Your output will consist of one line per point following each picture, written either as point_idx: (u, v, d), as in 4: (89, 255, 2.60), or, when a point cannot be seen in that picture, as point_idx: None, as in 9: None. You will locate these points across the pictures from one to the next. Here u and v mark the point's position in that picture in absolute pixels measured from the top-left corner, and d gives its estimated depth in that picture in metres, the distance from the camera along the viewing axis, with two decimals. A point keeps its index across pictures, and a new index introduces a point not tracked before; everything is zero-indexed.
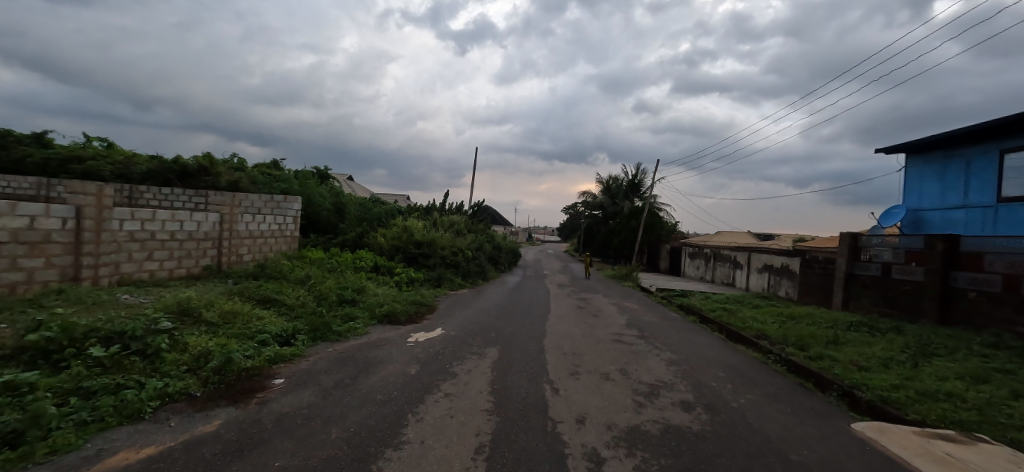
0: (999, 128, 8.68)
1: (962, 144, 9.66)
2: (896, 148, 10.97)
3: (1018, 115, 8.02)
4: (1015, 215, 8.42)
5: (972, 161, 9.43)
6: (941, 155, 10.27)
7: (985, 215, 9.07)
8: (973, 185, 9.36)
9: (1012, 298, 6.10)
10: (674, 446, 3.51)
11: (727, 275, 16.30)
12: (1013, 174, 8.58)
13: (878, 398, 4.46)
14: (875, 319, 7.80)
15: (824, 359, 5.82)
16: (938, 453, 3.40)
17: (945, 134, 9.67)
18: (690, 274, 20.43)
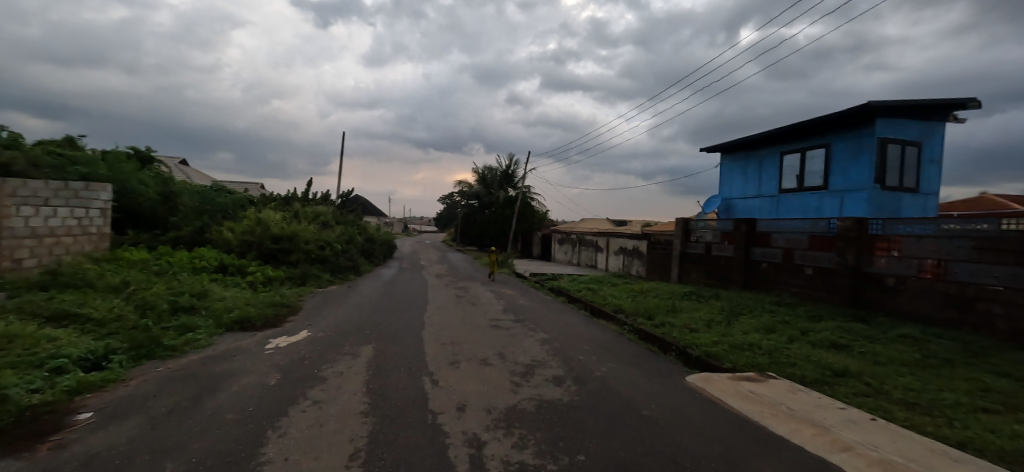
0: (782, 135, 11.30)
1: (757, 147, 12.32)
2: (713, 148, 13.41)
3: (793, 125, 10.55)
4: (792, 203, 11.09)
5: (763, 160, 12.05)
6: (742, 156, 12.91)
7: (771, 203, 11.73)
8: (764, 179, 12.01)
9: (787, 266, 7.99)
10: (549, 419, 3.73)
11: (590, 258, 18.14)
12: (789, 172, 11.29)
13: (704, 353, 5.41)
14: (700, 288, 9.47)
15: (666, 325, 6.84)
16: (745, 392, 4.32)
17: (747, 138, 12.17)
18: (559, 259, 22.18)
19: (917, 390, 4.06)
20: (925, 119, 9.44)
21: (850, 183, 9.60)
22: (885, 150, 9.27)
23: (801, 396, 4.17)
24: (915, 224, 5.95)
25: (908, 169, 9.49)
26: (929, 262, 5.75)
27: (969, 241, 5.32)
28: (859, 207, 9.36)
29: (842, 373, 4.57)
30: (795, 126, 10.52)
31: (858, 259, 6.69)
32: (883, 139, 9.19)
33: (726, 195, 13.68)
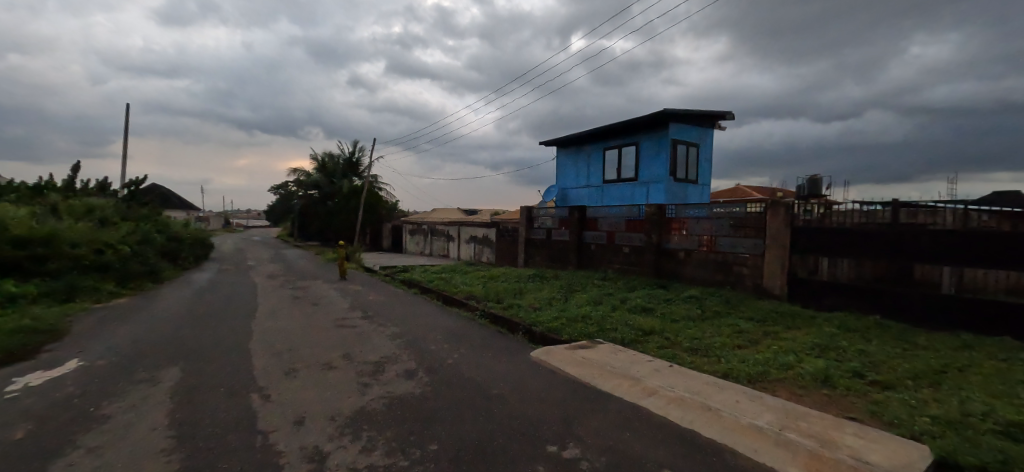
0: (603, 133, 13.06)
1: (584, 143, 13.98)
2: (550, 143, 14.71)
3: (612, 125, 12.30)
4: (612, 192, 12.96)
5: (591, 154, 13.76)
6: (573, 150, 14.49)
7: (597, 193, 13.51)
8: (591, 172, 13.74)
9: (609, 246, 9.28)
10: (402, 414, 3.55)
11: (442, 248, 18.14)
12: (609, 166, 13.13)
13: (546, 329, 5.90)
14: (542, 270, 10.34)
15: (513, 306, 7.24)
16: (579, 359, 4.88)
17: (577, 134, 13.70)
18: (411, 250, 21.63)
19: (698, 338, 5.17)
20: (700, 126, 12.07)
21: (652, 175, 11.67)
22: (676, 149, 11.53)
23: (622, 355, 4.92)
24: (695, 209, 7.53)
25: (690, 166, 11.99)
26: (705, 238, 7.36)
27: (728, 221, 6.99)
28: (658, 196, 11.48)
29: (649, 331, 5.51)
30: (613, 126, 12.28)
31: (659, 237, 8.16)
32: (674, 140, 11.41)
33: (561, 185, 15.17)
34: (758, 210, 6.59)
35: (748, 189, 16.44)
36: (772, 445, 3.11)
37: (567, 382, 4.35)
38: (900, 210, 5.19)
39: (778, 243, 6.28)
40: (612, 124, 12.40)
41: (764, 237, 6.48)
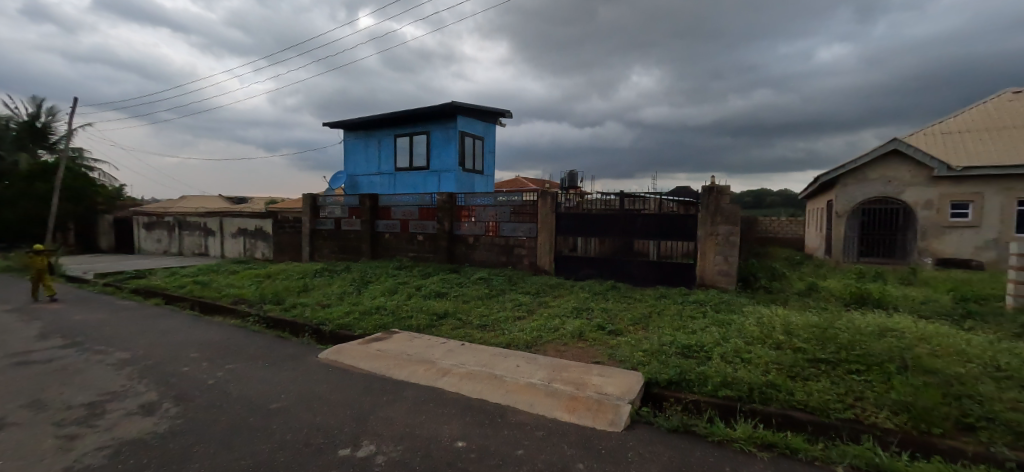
0: (394, 119, 12.79)
1: (374, 127, 13.39)
2: (335, 124, 13.51)
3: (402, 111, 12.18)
4: (404, 180, 12.88)
5: (381, 140, 13.31)
6: (363, 134, 13.70)
7: (389, 180, 13.18)
8: (382, 158, 13.30)
9: (404, 235, 9.21)
10: (136, 463, 2.70)
11: (198, 244, 14.59)
12: (401, 153, 12.98)
13: (337, 326, 5.46)
14: (332, 264, 9.50)
15: (297, 306, 6.42)
16: (374, 352, 4.71)
17: (366, 118, 13.00)
18: (148, 250, 16.64)
19: (486, 314, 5.68)
20: (484, 121, 13.17)
21: (443, 164, 12.13)
22: (464, 141, 12.32)
23: (418, 341, 4.98)
24: (481, 198, 8.18)
25: (476, 157, 12.98)
26: (490, 224, 8.11)
27: (508, 208, 7.86)
28: (449, 184, 12.04)
29: (443, 315, 5.74)
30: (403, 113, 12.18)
31: (451, 224, 8.54)
32: (462, 132, 12.17)
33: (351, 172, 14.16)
34: (531, 199, 7.63)
35: (525, 181, 19.00)
36: (542, 397, 3.68)
37: (361, 379, 4.15)
38: (624, 198, 6.73)
39: (547, 226, 7.42)
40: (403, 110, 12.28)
41: (536, 221, 7.55)
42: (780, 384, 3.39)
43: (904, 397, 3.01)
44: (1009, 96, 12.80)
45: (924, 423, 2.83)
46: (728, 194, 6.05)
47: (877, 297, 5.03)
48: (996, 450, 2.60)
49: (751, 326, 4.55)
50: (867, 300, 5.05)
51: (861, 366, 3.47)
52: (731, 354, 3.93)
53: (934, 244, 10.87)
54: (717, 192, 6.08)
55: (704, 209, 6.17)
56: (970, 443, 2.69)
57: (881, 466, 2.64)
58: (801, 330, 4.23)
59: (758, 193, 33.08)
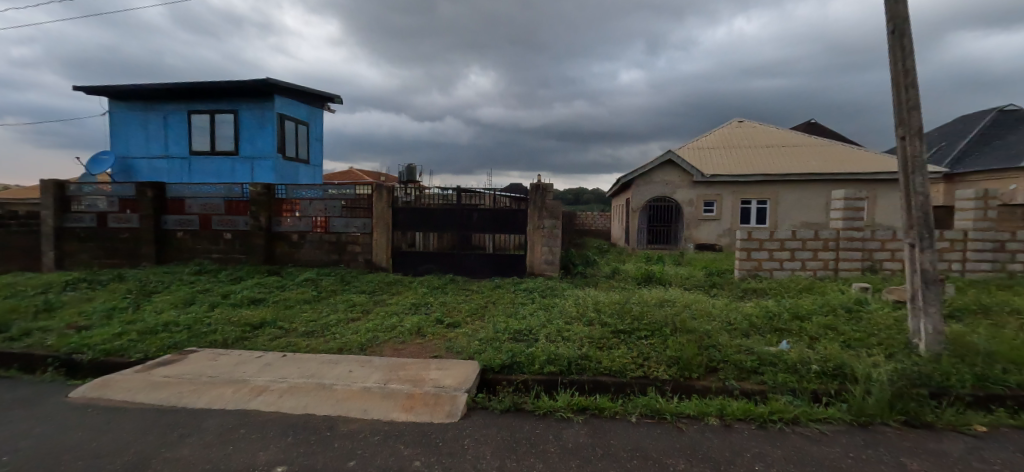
0: (186, 91, 10.47)
1: (158, 99, 10.74)
2: (94, 89, 10.35)
3: (200, 83, 10.07)
4: (205, 166, 10.74)
5: (169, 116, 10.75)
6: (140, 106, 10.85)
7: (182, 165, 10.80)
8: (171, 138, 10.78)
9: (205, 233, 7.65)
10: None
11: None
12: (198, 133, 10.74)
13: (100, 353, 4.18)
14: (93, 272, 7.26)
15: (30, 333, 4.69)
16: (158, 380, 3.76)
17: (143, 86, 10.31)
18: None
19: (313, 319, 5.13)
20: (308, 104, 11.89)
21: (257, 150, 10.58)
22: (283, 124, 10.92)
23: (224, 359, 4.18)
24: (307, 190, 7.36)
25: (299, 144, 11.68)
26: (319, 219, 7.36)
27: (340, 202, 7.26)
28: (266, 173, 10.59)
29: (258, 325, 4.95)
30: (201, 85, 10.08)
31: (269, 220, 7.45)
32: (281, 115, 10.75)
33: (123, 153, 11.08)
34: (366, 193, 7.20)
35: (361, 173, 17.91)
36: (377, 400, 3.47)
37: (138, 416, 3.26)
38: (461, 193, 6.91)
39: (384, 221, 7.11)
40: (200, 82, 10.16)
41: (371, 216, 7.17)
42: (592, 355, 3.91)
43: (674, 353, 3.81)
44: (736, 124, 17.54)
45: (687, 371, 3.64)
46: (552, 191, 6.75)
47: (658, 276, 6.30)
48: (729, 383, 3.50)
49: (570, 307, 5.17)
50: (652, 278, 6.29)
51: (647, 332, 4.27)
52: (554, 334, 4.38)
53: (696, 234, 14.21)
54: (543, 189, 6.72)
55: (531, 204, 6.80)
56: (714, 381, 3.57)
57: (660, 410, 3.29)
58: (606, 307, 4.99)
59: (577, 193, 38.46)
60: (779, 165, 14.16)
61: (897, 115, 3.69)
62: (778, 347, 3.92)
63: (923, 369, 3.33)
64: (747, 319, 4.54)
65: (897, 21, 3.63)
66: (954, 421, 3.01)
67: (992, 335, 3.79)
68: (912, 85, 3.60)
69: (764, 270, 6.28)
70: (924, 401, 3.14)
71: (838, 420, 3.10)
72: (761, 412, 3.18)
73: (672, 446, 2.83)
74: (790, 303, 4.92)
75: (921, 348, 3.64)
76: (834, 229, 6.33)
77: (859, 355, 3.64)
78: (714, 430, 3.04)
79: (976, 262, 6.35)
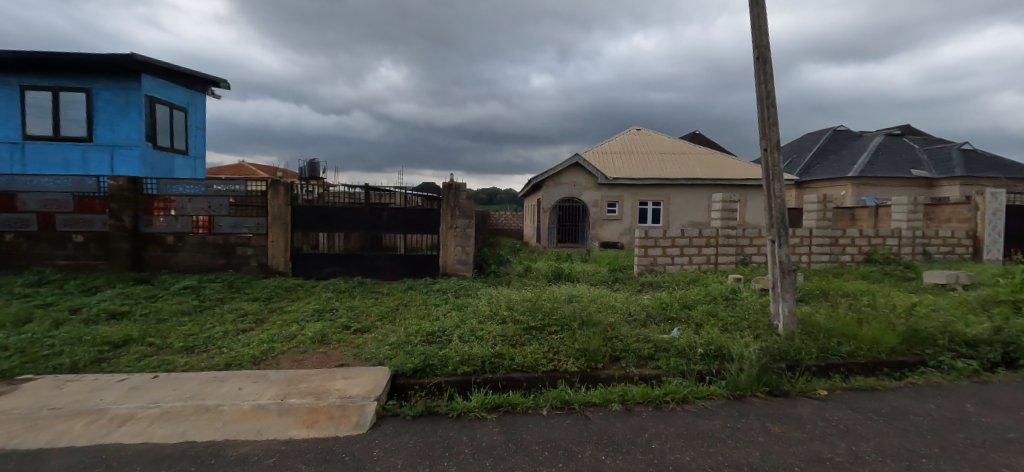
0: (15, 62, 8.53)
1: None
2: None
3: (36, 53, 8.29)
4: (45, 154, 8.88)
5: None
6: None
7: (12, 152, 8.80)
8: None
9: (47, 235, 6.31)
10: None
11: None
12: (35, 114, 8.83)
13: None
14: None
15: None
16: None
17: None
18: None
19: (195, 333, 4.50)
20: (187, 88, 10.45)
21: (118, 137, 9.06)
22: (154, 109, 9.49)
23: (74, 387, 3.47)
24: (185, 186, 6.45)
25: (176, 133, 10.24)
26: (201, 218, 6.51)
27: (229, 200, 6.49)
28: (132, 164, 9.13)
29: (122, 343, 4.21)
30: (39, 55, 8.31)
31: (137, 220, 6.40)
32: (150, 97, 9.34)
33: None
34: (260, 190, 6.54)
35: (254, 168, 16.24)
36: (274, 418, 3.14)
37: None
38: (369, 192, 6.61)
39: (283, 221, 6.53)
40: (37, 52, 8.35)
41: (267, 216, 6.53)
42: (505, 353, 3.97)
43: (582, 345, 4.03)
44: (634, 131, 19.15)
45: (594, 361, 3.86)
46: (464, 191, 6.76)
47: (567, 273, 6.63)
48: (629, 370, 3.79)
49: (483, 306, 5.20)
50: (561, 276, 6.59)
51: (556, 327, 4.45)
52: (468, 334, 4.37)
53: (600, 232, 15.22)
54: (455, 189, 6.70)
55: (444, 204, 6.75)
56: (617, 369, 3.84)
57: (570, 401, 3.44)
58: (519, 304, 5.12)
59: (491, 193, 39.13)
60: (672, 171, 15.73)
61: (760, 130, 4.30)
62: (670, 334, 4.34)
63: (782, 347, 3.92)
64: (644, 310, 4.96)
65: (760, 50, 4.22)
66: (804, 388, 3.59)
67: (830, 314, 4.60)
68: (772, 105, 4.22)
69: (658, 265, 6.91)
70: (783, 373, 3.69)
71: (718, 395, 3.52)
72: (657, 395, 3.48)
73: (580, 435, 2.98)
74: (680, 294, 5.48)
75: (780, 328, 4.29)
76: (714, 228, 7.20)
77: (735, 337, 4.18)
78: (617, 415, 3.26)
79: (817, 254, 7.68)
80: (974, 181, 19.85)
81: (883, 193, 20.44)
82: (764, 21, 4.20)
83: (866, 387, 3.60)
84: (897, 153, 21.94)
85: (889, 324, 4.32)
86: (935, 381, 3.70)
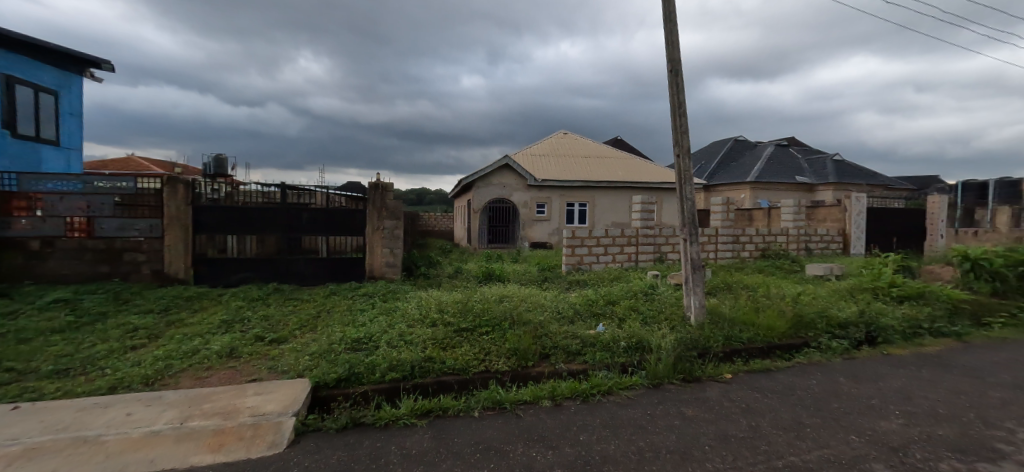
0: None
1: None
2: None
3: None
4: None
5: None
6: None
7: None
8: None
9: None
10: None
11: None
12: None
13: None
14: None
15: None
16: None
17: None
18: None
19: (69, 353, 3.86)
20: (55, 68, 8.96)
21: None
22: (11, 90, 8.01)
23: None
24: (56, 182, 5.54)
25: (41, 119, 8.74)
26: (77, 220, 5.62)
27: (114, 199, 5.68)
28: None
29: None
30: None
31: None
32: (7, 77, 7.88)
33: None
34: (154, 188, 5.81)
35: (144, 162, 14.34)
36: (170, 445, 2.78)
37: None
38: (286, 191, 6.16)
39: (183, 223, 5.85)
40: None
41: (162, 217, 5.81)
42: (435, 356, 3.88)
43: (512, 345, 4.07)
44: (562, 135, 19.80)
45: (524, 360, 3.92)
46: (392, 191, 6.57)
47: (498, 274, 6.68)
48: (558, 367, 3.91)
49: (412, 310, 5.06)
50: (492, 276, 6.62)
51: (487, 328, 4.46)
52: (396, 339, 4.22)
53: (531, 232, 15.60)
54: (382, 189, 6.50)
55: (370, 204, 6.50)
56: (547, 366, 3.93)
57: (501, 400, 3.46)
58: (449, 306, 5.05)
59: (420, 193, 38.32)
60: (599, 174, 16.53)
61: (674, 137, 4.66)
62: (596, 330, 4.55)
63: (694, 336, 4.28)
64: (572, 307, 5.15)
65: (673, 63, 4.57)
66: (713, 372, 3.95)
67: (732, 305, 5.11)
68: (683, 114, 4.58)
69: (584, 264, 7.21)
70: (695, 360, 4.03)
71: (639, 385, 3.75)
72: (584, 389, 3.62)
73: (511, 433, 3.00)
74: (604, 291, 5.77)
75: (691, 319, 4.68)
76: (635, 228, 7.67)
77: (653, 330, 4.48)
78: (546, 411, 3.34)
79: (722, 251, 8.51)
80: (843, 186, 23.32)
81: (775, 197, 23.23)
82: (677, 37, 4.55)
83: (762, 369, 4.05)
84: (785, 161, 25.06)
85: (779, 311, 4.90)
86: (816, 360, 4.27)
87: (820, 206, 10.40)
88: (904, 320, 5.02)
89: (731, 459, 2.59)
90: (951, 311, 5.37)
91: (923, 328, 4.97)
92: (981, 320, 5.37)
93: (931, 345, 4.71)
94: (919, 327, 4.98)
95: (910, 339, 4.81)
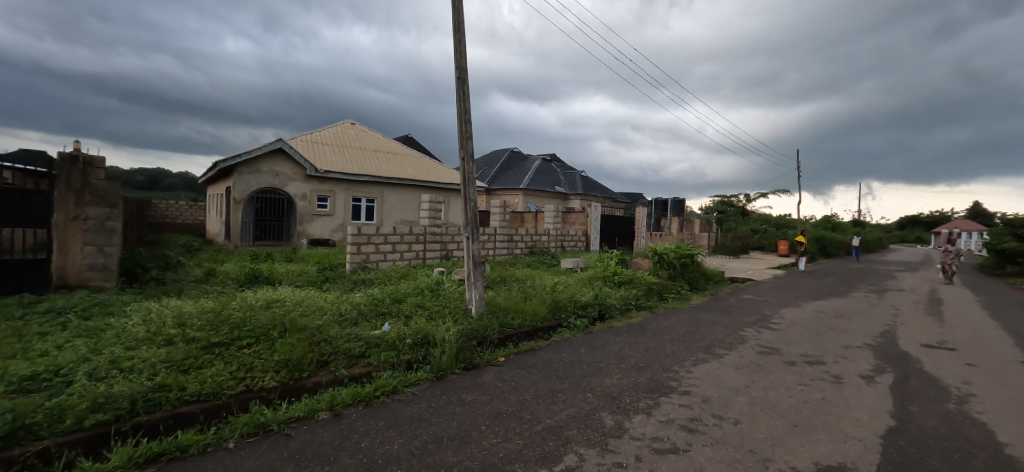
0: None
1: None
2: None
3: None
4: None
5: None
6: None
7: None
8: None
9: None
10: None
11: None
12: None
13: None
14: None
15: None
16: None
17: None
18: None
19: None
20: None
21: None
22: None
23: None
24: None
25: None
26: None
27: None
28: None
29: None
30: None
31: None
32: None
33: None
34: None
35: None
36: None
37: None
38: None
39: None
40: None
41: None
42: (172, 383, 3.05)
43: (283, 356, 3.58)
44: (349, 125, 18.60)
45: (298, 372, 3.52)
46: (102, 169, 5.00)
47: (268, 275, 5.79)
48: (338, 373, 3.65)
49: (134, 328, 3.85)
50: (259, 278, 5.69)
51: (250, 340, 3.80)
52: (104, 369, 3.13)
53: (309, 228, 14.11)
54: (84, 164, 4.86)
55: (64, 185, 4.78)
56: (325, 375, 3.63)
57: (266, 422, 2.99)
58: (194, 319, 4.07)
59: (152, 173, 29.55)
60: (393, 170, 16.27)
61: (460, 142, 4.97)
62: (381, 330, 4.45)
63: (474, 327, 4.69)
64: (356, 308, 4.91)
65: (461, 71, 4.87)
66: (489, 358, 4.42)
67: (507, 296, 5.82)
68: (468, 121, 4.94)
69: (371, 262, 6.97)
70: (474, 349, 4.42)
71: (423, 380, 3.85)
72: (367, 392, 3.49)
73: (281, 457, 2.63)
74: (391, 289, 5.71)
75: (472, 311, 5.09)
76: (423, 227, 7.87)
77: (438, 324, 4.68)
78: (323, 424, 3.07)
79: (499, 249, 9.59)
80: (588, 197, 29.55)
81: (543, 203, 27.68)
82: (464, 48, 4.87)
83: (527, 349, 4.75)
84: (551, 174, 30.07)
85: (541, 299, 5.85)
86: (566, 336, 5.28)
87: (573, 212, 12.91)
88: (621, 300, 6.73)
89: (502, 433, 2.94)
90: (646, 290, 7.50)
91: (632, 304, 6.79)
92: (662, 295, 7.72)
93: (635, 316, 6.46)
94: (630, 304, 6.77)
95: (623, 313, 6.50)
